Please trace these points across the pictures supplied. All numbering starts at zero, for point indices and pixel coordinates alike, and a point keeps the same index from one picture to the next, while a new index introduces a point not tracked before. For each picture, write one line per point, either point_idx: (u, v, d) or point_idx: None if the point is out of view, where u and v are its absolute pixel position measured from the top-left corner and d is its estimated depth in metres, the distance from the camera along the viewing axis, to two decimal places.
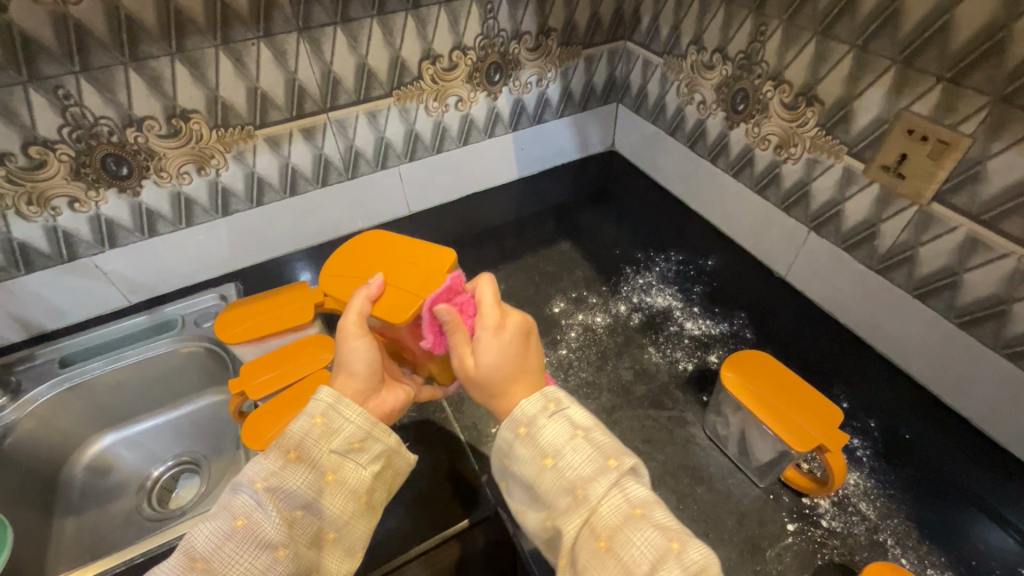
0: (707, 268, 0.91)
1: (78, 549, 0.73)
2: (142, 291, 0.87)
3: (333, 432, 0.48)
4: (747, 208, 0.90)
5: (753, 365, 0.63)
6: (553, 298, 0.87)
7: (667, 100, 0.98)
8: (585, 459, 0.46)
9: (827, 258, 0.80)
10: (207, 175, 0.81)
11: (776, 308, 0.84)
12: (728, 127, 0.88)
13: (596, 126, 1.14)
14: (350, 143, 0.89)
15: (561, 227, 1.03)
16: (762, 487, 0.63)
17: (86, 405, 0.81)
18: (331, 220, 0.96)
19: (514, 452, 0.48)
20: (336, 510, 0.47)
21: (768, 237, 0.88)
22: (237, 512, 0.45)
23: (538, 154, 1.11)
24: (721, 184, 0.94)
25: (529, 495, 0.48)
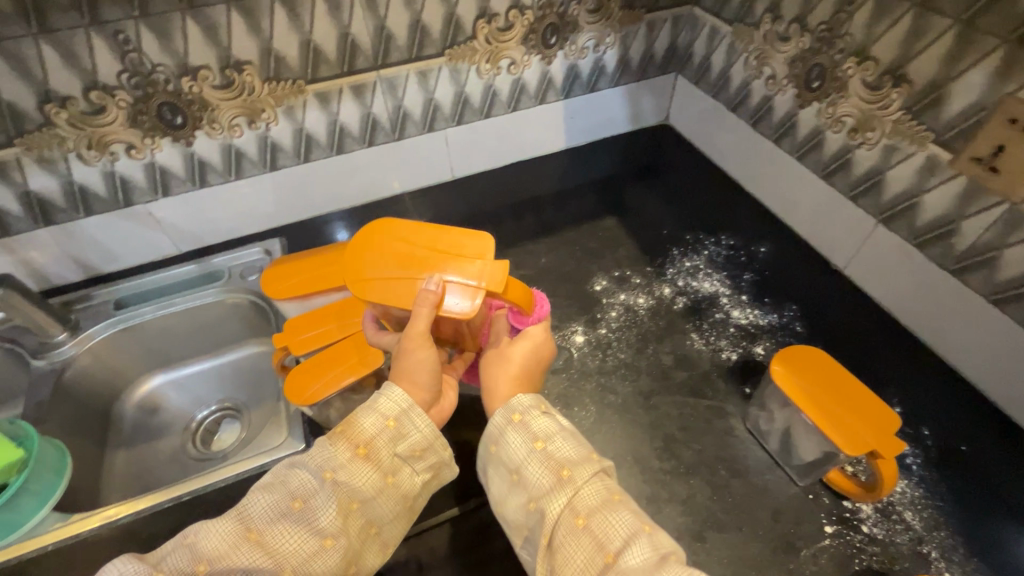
0: (759, 255, 0.87)
1: (129, 480, 0.77)
2: (192, 241, 0.89)
3: (400, 436, 0.50)
4: (809, 194, 0.85)
5: (806, 361, 0.60)
6: (595, 276, 0.85)
7: (732, 72, 0.92)
8: (573, 447, 0.48)
9: (893, 253, 0.75)
10: (257, 128, 0.81)
11: (832, 302, 0.79)
12: (799, 106, 0.82)
13: (651, 97, 1.08)
14: (398, 103, 0.87)
15: (607, 203, 1.00)
16: (801, 486, 0.61)
17: (138, 347, 0.84)
18: (374, 181, 0.95)
19: (503, 438, 0.50)
20: (385, 509, 0.49)
21: (829, 227, 0.83)
22: (296, 494, 0.47)
23: (587, 124, 1.07)
24: (782, 167, 0.88)
25: (511, 480, 0.48)
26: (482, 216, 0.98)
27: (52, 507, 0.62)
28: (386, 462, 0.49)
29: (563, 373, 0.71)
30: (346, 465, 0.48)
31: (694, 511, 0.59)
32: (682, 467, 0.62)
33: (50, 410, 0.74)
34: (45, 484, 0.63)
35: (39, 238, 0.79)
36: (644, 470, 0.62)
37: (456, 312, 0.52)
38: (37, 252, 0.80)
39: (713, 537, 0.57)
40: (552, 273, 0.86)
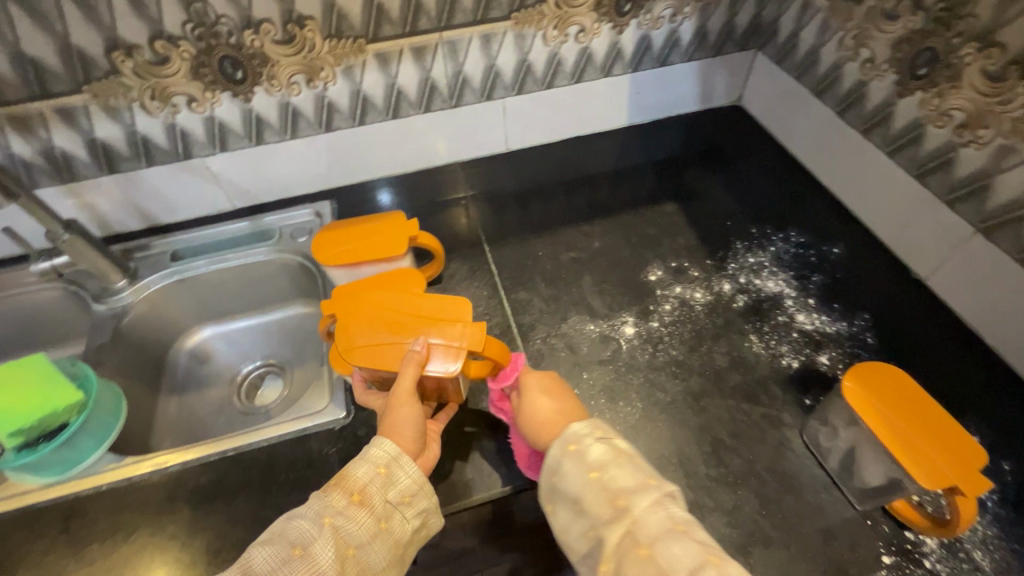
0: (831, 256, 0.81)
1: (179, 426, 0.80)
2: (246, 198, 0.89)
3: (391, 483, 0.51)
4: (897, 193, 0.77)
5: (881, 381, 0.56)
6: (650, 264, 0.81)
7: (822, 53, 0.84)
8: (629, 474, 0.47)
9: (988, 268, 0.67)
10: (315, 87, 0.79)
11: (910, 314, 0.73)
12: (898, 95, 0.73)
13: (726, 75, 1.00)
14: (458, 68, 0.83)
15: (668, 187, 0.94)
16: (859, 510, 0.57)
17: (191, 299, 0.86)
18: (427, 149, 0.93)
19: (558, 467, 0.49)
20: (379, 557, 0.48)
21: (915, 232, 0.75)
22: (295, 541, 0.46)
23: (654, 101, 1.00)
24: (868, 162, 0.80)
25: (571, 509, 0.48)
26: (535, 192, 0.94)
27: (110, 445, 0.66)
28: (379, 507, 0.49)
29: (610, 365, 0.69)
30: (345, 510, 0.48)
31: (740, 522, 0.56)
32: (731, 475, 0.59)
33: (108, 353, 0.76)
34: (101, 423, 0.66)
35: (104, 185, 0.80)
36: (690, 475, 0.60)
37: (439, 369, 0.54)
38: (102, 199, 0.82)
39: (758, 552, 0.55)
40: (605, 259, 0.82)
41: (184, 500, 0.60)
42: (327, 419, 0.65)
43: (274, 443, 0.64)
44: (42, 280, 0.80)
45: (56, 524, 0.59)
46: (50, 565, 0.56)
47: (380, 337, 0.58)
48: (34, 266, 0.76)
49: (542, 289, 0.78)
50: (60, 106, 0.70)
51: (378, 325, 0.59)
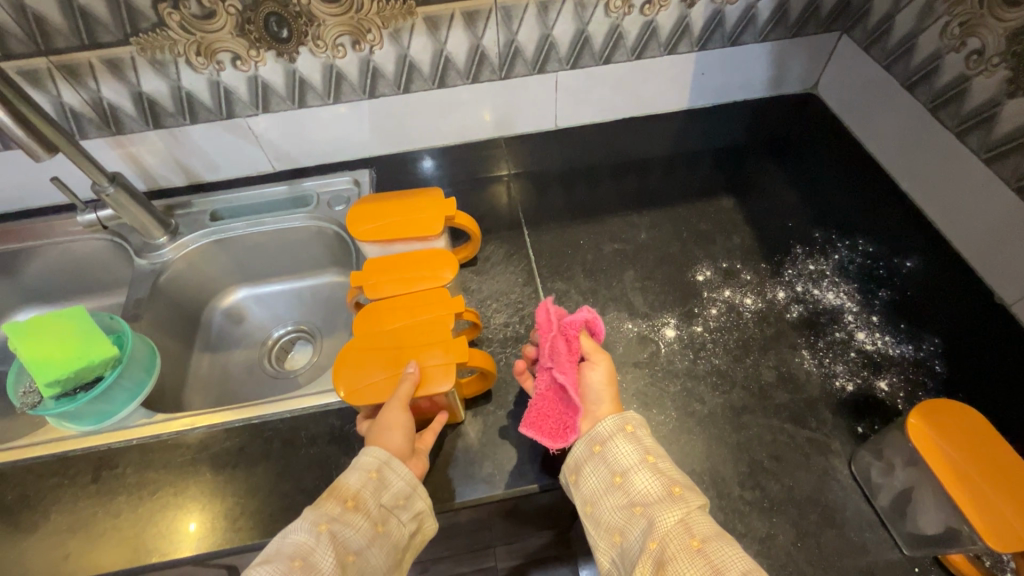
0: (903, 270, 0.73)
1: (210, 384, 0.82)
2: (286, 161, 0.88)
3: (384, 485, 0.51)
4: (990, 206, 0.68)
5: (958, 422, 0.50)
6: (699, 263, 0.75)
7: (920, 40, 0.74)
8: (659, 474, 0.49)
9: None
10: (361, 50, 0.75)
11: (988, 343, 0.65)
12: (1008, 94, 0.64)
13: (804, 59, 0.91)
14: (511, 37, 0.78)
15: (727, 178, 0.88)
16: (907, 555, 0.52)
17: (228, 260, 0.87)
18: (472, 122, 0.89)
19: (612, 440, 0.51)
20: (379, 562, 0.48)
21: (1005, 253, 0.67)
22: (293, 554, 0.45)
23: (719, 83, 0.92)
24: (960, 169, 0.71)
25: (613, 482, 0.49)
26: (582, 174, 0.90)
27: (141, 402, 0.67)
28: (375, 512, 0.49)
29: (646, 368, 0.65)
30: (339, 517, 0.48)
31: (772, 553, 0.53)
32: (767, 500, 0.56)
33: (147, 308, 0.78)
34: (135, 381, 0.67)
35: (148, 139, 0.80)
36: (722, 495, 0.56)
37: (436, 389, 0.54)
38: (147, 154, 0.82)
39: None
40: (650, 252, 0.77)
41: (208, 464, 0.61)
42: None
43: (298, 415, 0.64)
44: (88, 231, 0.81)
45: (88, 473, 0.61)
46: (81, 513, 0.58)
47: (371, 364, 0.56)
48: (80, 217, 0.77)
49: (581, 279, 0.74)
50: (108, 57, 0.69)
51: (368, 350, 0.57)
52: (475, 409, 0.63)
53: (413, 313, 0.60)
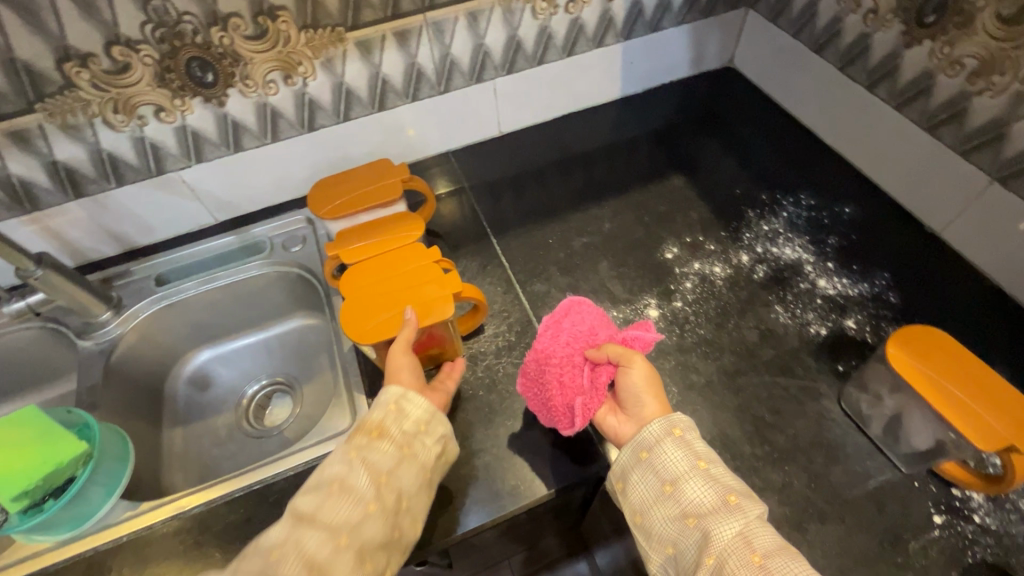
0: (844, 216, 0.79)
1: (188, 458, 0.76)
2: (228, 210, 0.83)
3: (404, 415, 0.54)
4: (906, 147, 0.75)
5: (931, 349, 0.55)
6: (664, 242, 0.78)
7: (820, 7, 0.80)
8: (711, 483, 0.48)
9: (1010, 216, 0.66)
10: (294, 84, 0.72)
11: (929, 269, 0.72)
12: (905, 45, 0.71)
13: (717, 36, 0.96)
14: (445, 51, 0.77)
15: (673, 158, 0.91)
16: (906, 474, 0.57)
17: (183, 324, 0.81)
18: (415, 139, 0.87)
19: (661, 447, 0.51)
20: (411, 480, 0.51)
21: (928, 186, 0.74)
22: (331, 478, 0.49)
23: (646, 70, 0.96)
24: (874, 117, 0.78)
25: (665, 490, 0.49)
26: (535, 176, 0.90)
27: (121, 495, 0.61)
28: (399, 437, 0.52)
29: None
30: (366, 444, 0.51)
31: (791, 500, 0.56)
32: (776, 453, 0.59)
33: (103, 394, 0.71)
34: (110, 474, 0.61)
35: (69, 210, 0.73)
36: (735, 456, 0.59)
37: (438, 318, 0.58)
38: (69, 226, 0.75)
39: (814, 529, 0.54)
40: (618, 239, 0.79)
41: (214, 542, 0.57)
42: None
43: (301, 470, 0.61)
44: (16, 320, 0.73)
45: None
46: None
47: (373, 310, 0.60)
48: (7, 307, 0.70)
49: (558, 276, 0.75)
50: (12, 129, 0.63)
51: (364, 302, 0.60)
52: (485, 424, 0.62)
53: (394, 266, 0.64)
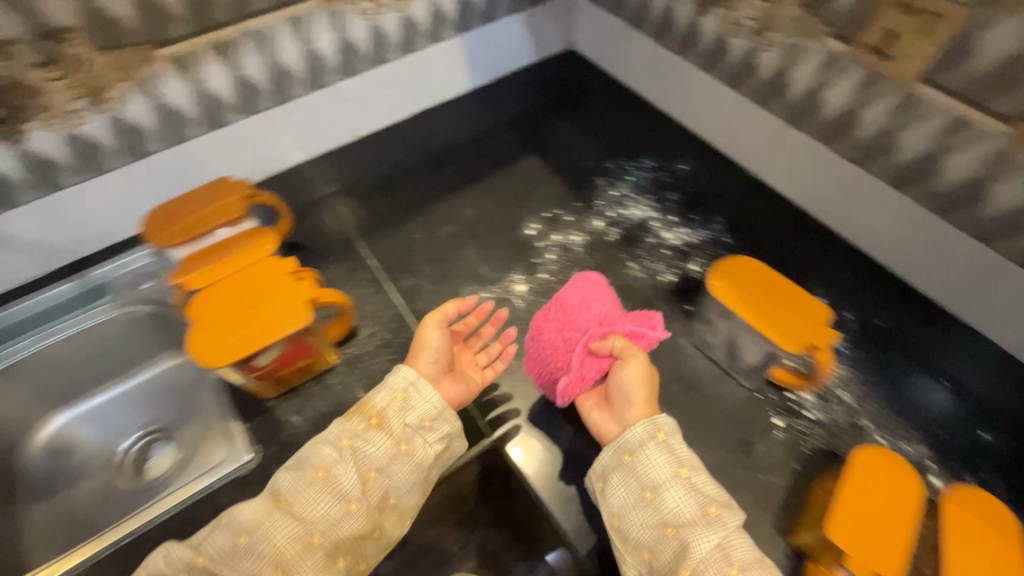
0: (680, 172, 0.87)
1: (56, 531, 0.69)
2: (66, 254, 0.76)
3: (409, 406, 0.58)
4: (716, 101, 0.80)
5: (755, 280, 0.62)
6: (526, 219, 0.85)
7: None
8: (688, 492, 0.53)
9: (806, 153, 0.71)
10: (106, 109, 0.65)
11: (752, 207, 0.80)
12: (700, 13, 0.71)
13: (555, 24, 0.97)
14: (273, 61, 0.72)
15: (523, 139, 0.97)
16: (749, 388, 0.66)
17: (29, 389, 0.74)
18: (266, 153, 0.84)
19: (644, 450, 0.55)
20: (402, 477, 0.56)
21: (742, 132, 0.78)
22: (318, 466, 0.54)
23: (493, 60, 0.94)
24: (685, 76, 0.83)
25: (644, 496, 0.54)
26: (394, 178, 0.93)
27: None
28: (398, 431, 0.57)
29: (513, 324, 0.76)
30: (364, 432, 0.56)
31: None
32: None
33: None
34: None
35: None
36: None
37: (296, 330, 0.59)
38: None
39: None
40: (480, 225, 0.85)
41: None
42: (228, 468, 0.63)
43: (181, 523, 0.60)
44: None
45: None
46: None
47: (222, 330, 0.58)
48: None
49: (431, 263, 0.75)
50: None
51: (216, 326, 0.59)
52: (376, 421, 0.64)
53: (247, 283, 0.62)
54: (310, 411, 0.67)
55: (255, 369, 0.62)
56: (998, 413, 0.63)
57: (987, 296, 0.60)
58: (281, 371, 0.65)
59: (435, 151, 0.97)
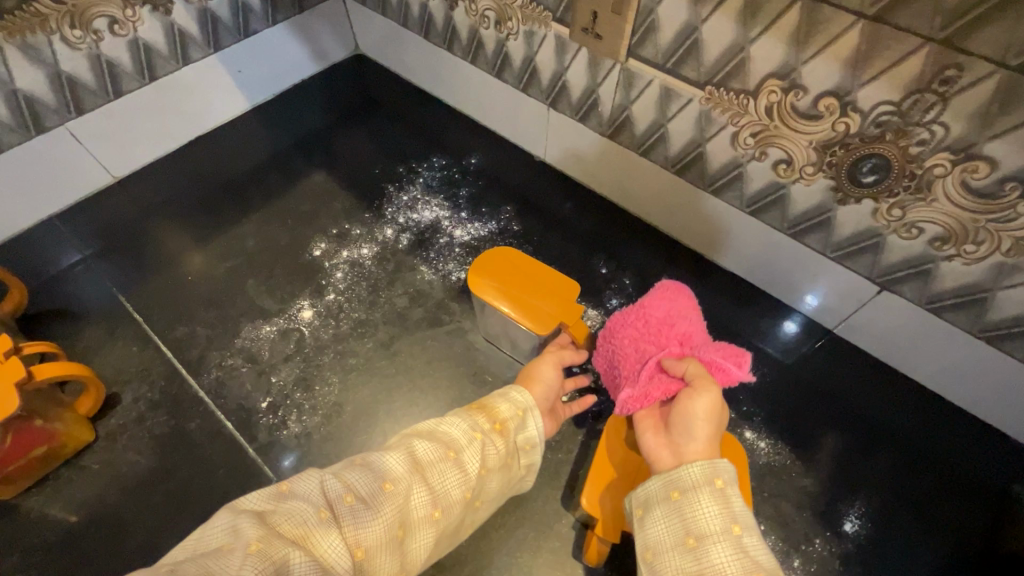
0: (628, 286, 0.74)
1: None
2: None
3: (518, 426, 0.52)
4: (666, 190, 0.73)
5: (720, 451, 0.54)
6: (418, 268, 0.76)
7: (539, 62, 0.74)
8: (740, 562, 0.40)
9: (761, 236, 0.68)
10: (41, 63, 0.69)
11: (713, 299, 0.74)
12: (630, 99, 0.67)
13: (484, 92, 0.87)
14: (131, 38, 0.75)
15: (494, 192, 0.85)
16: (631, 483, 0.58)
17: None
18: (153, 126, 0.84)
19: (711, 543, 0.41)
20: (494, 488, 0.51)
21: (700, 219, 0.73)
22: (385, 475, 0.43)
23: (480, 103, 0.89)
24: (626, 163, 0.75)
25: (687, 545, 0.42)
26: (357, 195, 0.84)
27: None
28: (507, 446, 0.51)
29: None
30: (490, 433, 0.50)
31: None
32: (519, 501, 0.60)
33: None
34: None
35: None
36: None
37: None
38: None
39: None
40: (364, 279, 0.75)
41: None
42: None
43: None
44: None
45: None
46: None
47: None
48: None
49: (358, 289, 0.74)
50: None
51: None
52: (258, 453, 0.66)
53: None
54: (159, 455, 0.61)
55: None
56: (921, 447, 0.62)
57: (909, 352, 0.64)
58: (9, 467, 0.55)
59: (338, 175, 0.87)
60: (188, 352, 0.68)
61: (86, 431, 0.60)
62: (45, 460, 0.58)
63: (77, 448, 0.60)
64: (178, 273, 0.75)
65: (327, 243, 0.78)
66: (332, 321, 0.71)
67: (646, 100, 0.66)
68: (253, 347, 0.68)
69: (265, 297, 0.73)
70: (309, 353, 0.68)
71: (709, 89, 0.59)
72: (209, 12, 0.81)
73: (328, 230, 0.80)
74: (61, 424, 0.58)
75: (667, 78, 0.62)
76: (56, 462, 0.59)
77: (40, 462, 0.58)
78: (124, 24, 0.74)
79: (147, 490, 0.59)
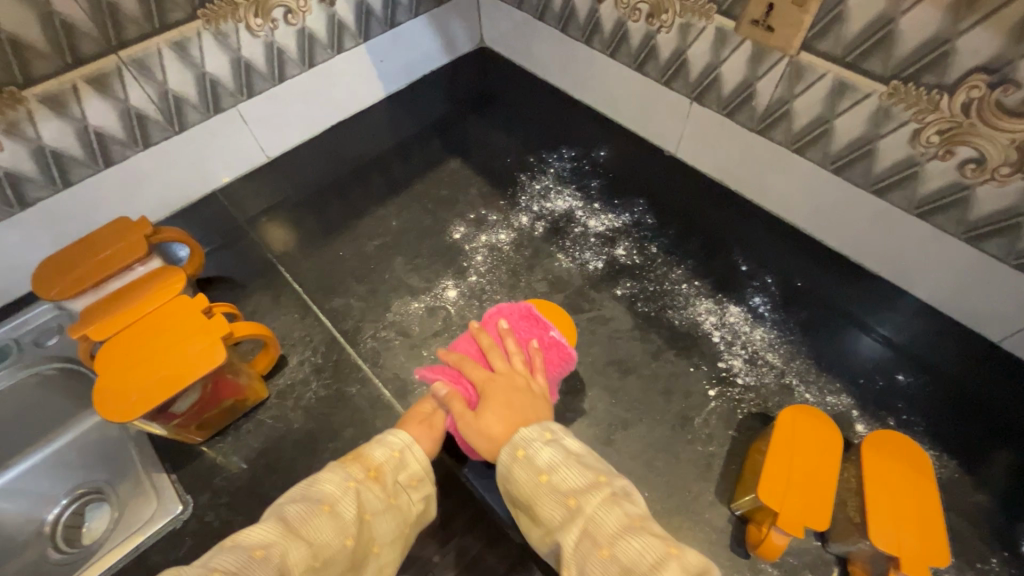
0: (771, 286, 0.73)
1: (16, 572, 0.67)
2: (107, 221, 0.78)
3: (403, 464, 0.54)
4: (816, 188, 0.72)
5: (895, 448, 0.53)
6: (555, 256, 0.77)
7: (691, 55, 0.74)
8: (579, 473, 0.49)
9: (925, 240, 0.65)
10: (228, 49, 0.75)
11: (863, 303, 0.71)
12: (793, 94, 0.66)
13: (617, 84, 0.88)
14: (300, 28, 0.80)
15: (624, 183, 0.85)
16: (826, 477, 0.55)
17: (30, 401, 0.73)
18: (305, 112, 0.90)
19: (536, 503, 0.49)
20: (390, 528, 0.52)
21: (848, 219, 0.71)
22: (253, 546, 0.45)
23: (611, 94, 0.90)
24: (775, 160, 0.74)
25: (541, 480, 0.49)
26: (491, 182, 0.87)
27: None
28: (391, 488, 0.53)
29: None
30: (363, 481, 0.52)
31: None
32: None
33: None
34: None
35: None
36: None
37: (196, 374, 0.55)
38: None
39: None
40: (503, 264, 0.77)
41: None
42: (158, 523, 0.58)
43: (188, 488, 0.61)
44: None
45: None
46: None
47: (134, 380, 0.55)
48: None
49: (498, 272, 0.76)
50: None
51: (139, 370, 0.55)
52: None
53: (155, 335, 0.58)
54: (323, 414, 0.65)
55: (173, 416, 0.57)
56: None
57: None
58: (205, 415, 0.60)
59: (470, 162, 0.90)
60: (345, 323, 0.72)
61: (264, 388, 0.65)
62: (231, 413, 0.63)
63: (254, 402, 0.65)
64: (329, 248, 0.80)
65: (466, 227, 0.81)
66: (476, 302, 0.73)
67: (814, 94, 0.64)
68: (404, 321, 0.72)
69: (411, 275, 0.76)
70: (457, 330, 0.71)
71: (895, 83, 0.57)
72: (365, 4, 0.86)
73: (465, 215, 0.83)
74: (248, 380, 0.62)
75: (845, 71, 0.60)
76: (238, 416, 0.64)
77: (225, 414, 0.63)
78: (297, 14, 0.79)
79: (314, 445, 0.63)
